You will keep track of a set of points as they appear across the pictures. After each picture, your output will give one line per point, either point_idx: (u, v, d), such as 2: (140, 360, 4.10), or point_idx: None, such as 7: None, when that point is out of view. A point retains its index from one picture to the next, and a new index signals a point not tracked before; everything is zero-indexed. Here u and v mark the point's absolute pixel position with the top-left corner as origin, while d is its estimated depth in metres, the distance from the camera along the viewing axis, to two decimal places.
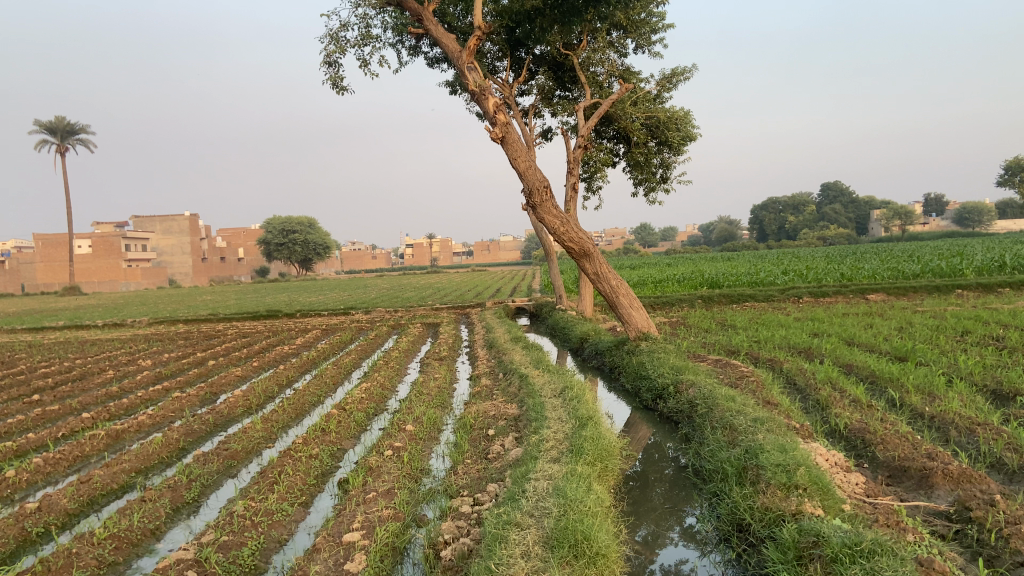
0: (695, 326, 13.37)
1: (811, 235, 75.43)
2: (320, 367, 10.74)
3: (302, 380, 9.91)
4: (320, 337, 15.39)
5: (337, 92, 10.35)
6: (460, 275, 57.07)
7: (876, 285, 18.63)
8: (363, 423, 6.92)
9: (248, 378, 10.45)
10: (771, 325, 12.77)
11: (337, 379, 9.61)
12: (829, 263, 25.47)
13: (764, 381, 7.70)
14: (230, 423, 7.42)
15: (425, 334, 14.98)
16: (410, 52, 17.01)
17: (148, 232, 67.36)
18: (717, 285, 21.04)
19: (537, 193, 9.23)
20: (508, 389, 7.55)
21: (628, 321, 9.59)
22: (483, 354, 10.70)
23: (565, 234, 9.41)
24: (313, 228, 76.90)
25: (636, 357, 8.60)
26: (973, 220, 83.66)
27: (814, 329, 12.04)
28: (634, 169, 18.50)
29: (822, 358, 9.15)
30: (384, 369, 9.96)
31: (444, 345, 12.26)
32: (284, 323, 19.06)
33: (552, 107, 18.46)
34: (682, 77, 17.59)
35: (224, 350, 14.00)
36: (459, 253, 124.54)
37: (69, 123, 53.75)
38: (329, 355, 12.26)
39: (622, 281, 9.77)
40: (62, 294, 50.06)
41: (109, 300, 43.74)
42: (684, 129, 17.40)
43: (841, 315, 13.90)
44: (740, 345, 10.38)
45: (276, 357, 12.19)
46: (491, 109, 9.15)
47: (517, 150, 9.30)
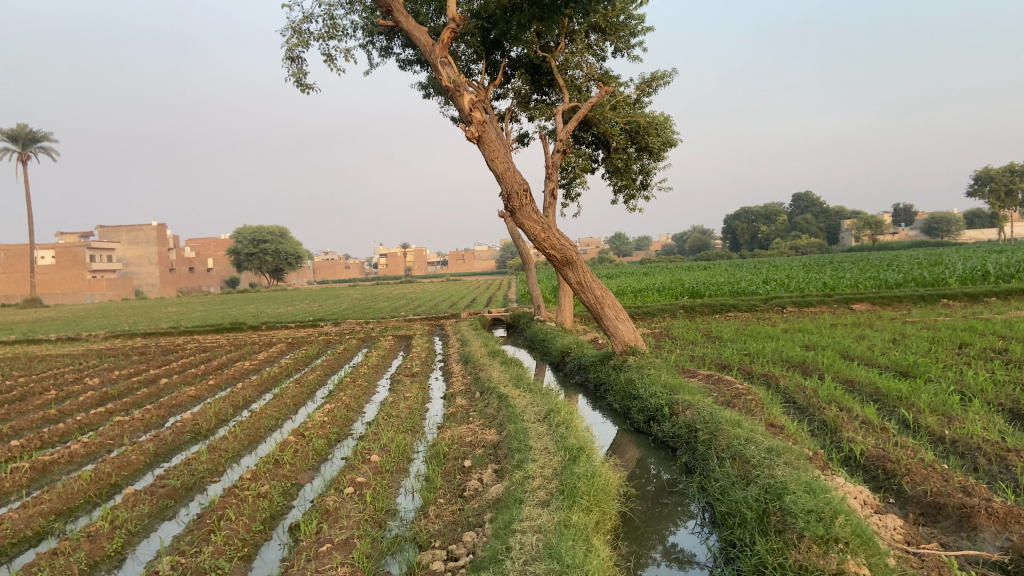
0: (680, 338, 12.77)
1: (783, 245, 75.60)
2: (280, 385, 9.99)
3: (261, 400, 9.14)
4: (285, 351, 14.61)
5: (300, 90, 9.62)
6: (434, 285, 56.39)
7: (860, 294, 18.17)
8: (323, 451, 6.19)
9: (202, 398, 9.68)
10: (759, 336, 12.19)
11: (297, 399, 8.87)
12: (809, 272, 25.05)
13: (763, 400, 7.07)
14: (173, 453, 6.66)
15: (396, 347, 14.27)
16: (381, 54, 16.33)
17: (114, 242, 65.86)
18: (698, 294, 20.52)
19: (516, 196, 8.59)
20: (485, 411, 6.84)
21: (614, 334, 8.92)
22: (458, 369, 10.00)
23: (546, 240, 8.75)
24: (284, 238, 75.76)
25: (624, 374, 7.94)
26: (943, 230, 84.44)
27: (805, 341, 11.47)
28: (613, 176, 17.97)
29: (821, 373, 8.54)
30: (349, 388, 9.22)
31: (416, 360, 11.53)
32: (249, 336, 18.21)
33: (529, 112, 17.84)
34: (663, 81, 17.06)
35: (180, 367, 13.15)
36: (434, 263, 123.80)
37: (31, 130, 52.30)
38: (291, 371, 11.50)
39: (607, 291, 9.10)
40: (23, 305, 48.63)
41: (72, 312, 42.52)
42: (664, 134, 16.92)
43: (830, 326, 13.36)
44: (730, 359, 9.75)
45: (235, 374, 11.39)
46: (466, 107, 8.47)
47: (495, 151, 8.64)
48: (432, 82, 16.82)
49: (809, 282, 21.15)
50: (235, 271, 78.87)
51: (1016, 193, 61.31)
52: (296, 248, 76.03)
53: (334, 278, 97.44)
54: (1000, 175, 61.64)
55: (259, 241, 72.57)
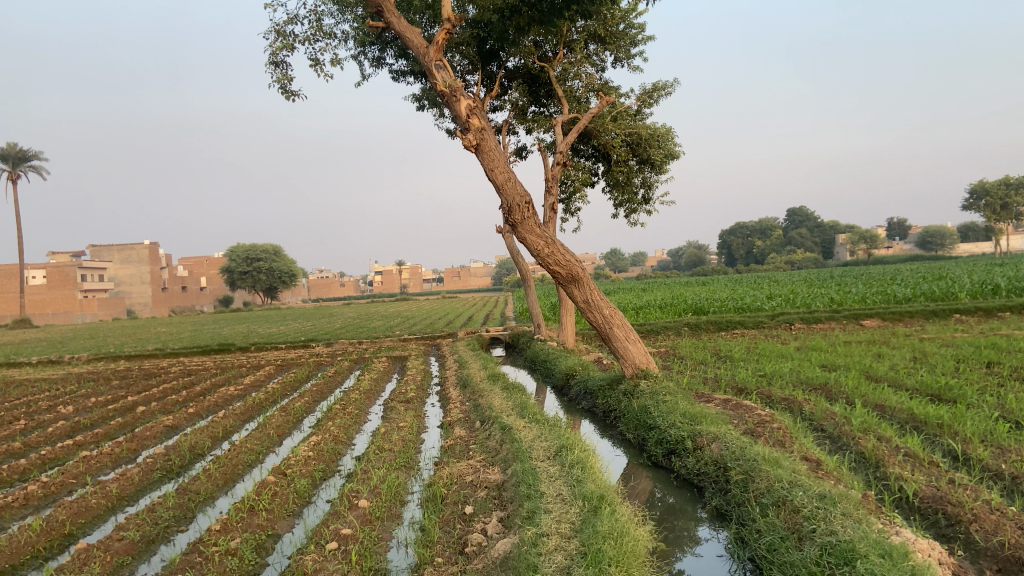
0: (689, 357, 12.13)
1: (779, 259, 75.14)
2: (265, 413, 9.31)
3: (244, 431, 8.45)
4: (274, 375, 13.93)
5: (285, 97, 8.99)
6: (430, 302, 55.81)
7: (870, 309, 17.57)
8: (306, 494, 5.53)
9: (180, 428, 9.00)
10: (772, 355, 11.55)
11: (282, 430, 8.17)
12: (812, 287, 24.48)
13: (792, 430, 6.43)
14: (139, 496, 5.99)
15: (390, 369, 13.60)
16: (373, 65, 15.75)
17: (106, 261, 65.14)
18: (702, 311, 19.90)
19: (516, 208, 8.01)
20: (487, 446, 6.18)
21: (624, 356, 8.26)
22: (455, 395, 9.33)
23: (549, 255, 8.14)
24: (278, 257, 75.17)
25: (636, 400, 7.29)
26: (937, 244, 84.18)
27: (822, 360, 10.83)
28: (613, 189, 17.41)
29: (847, 397, 7.92)
30: (338, 416, 8.55)
31: (410, 384, 10.85)
32: (237, 358, 17.49)
33: (526, 124, 17.31)
34: (665, 91, 16.53)
35: (162, 393, 12.43)
36: (429, 280, 123.06)
37: (21, 149, 51.64)
38: (278, 397, 10.82)
39: (616, 310, 8.43)
40: (11, 326, 47.79)
41: (61, 334, 41.74)
42: (666, 146, 16.38)
43: (845, 344, 12.74)
44: (747, 382, 9.11)
45: (218, 401, 10.70)
46: (463, 112, 7.89)
47: (495, 160, 8.07)
48: (427, 94, 16.30)
49: (815, 297, 20.54)
50: (228, 290, 78.08)
51: (1012, 206, 61.04)
52: (290, 266, 75.37)
53: (328, 296, 96.64)
54: (994, 189, 61.41)
55: (252, 259, 71.88)
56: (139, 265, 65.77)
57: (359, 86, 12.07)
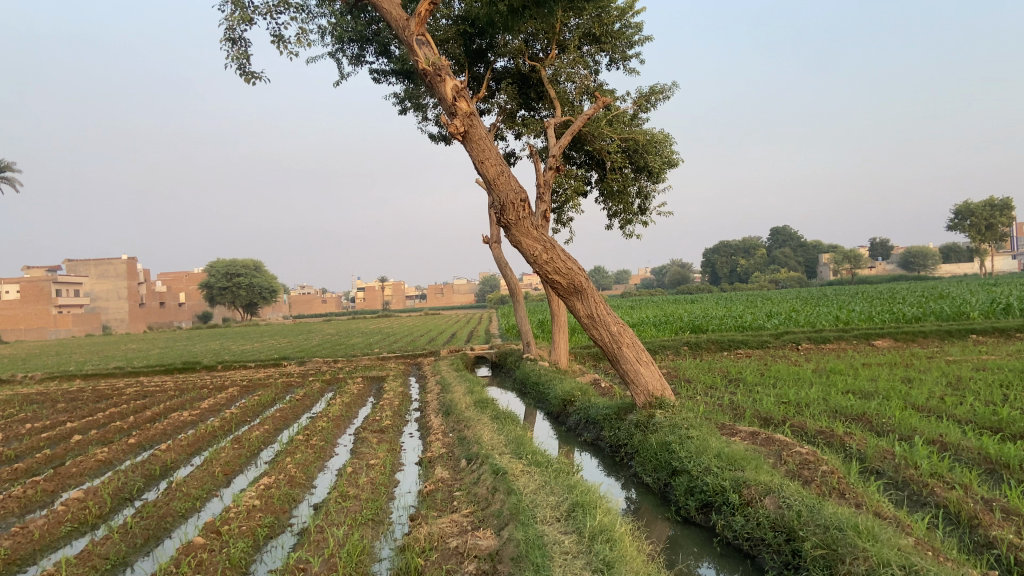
0: (695, 380, 10.96)
1: (764, 278, 74.43)
2: (216, 445, 8.02)
3: (187, 468, 7.17)
4: (237, 398, 12.61)
5: (243, 79, 7.84)
6: (412, 319, 54.44)
7: (880, 329, 16.48)
8: (244, 562, 4.28)
9: (114, 463, 7.70)
10: (790, 379, 10.40)
11: (230, 467, 6.89)
12: (812, 305, 23.41)
13: (849, 478, 5.27)
14: (33, 560, 4.70)
15: (366, 391, 12.32)
16: (351, 63, 14.59)
17: (81, 276, 63.39)
18: (699, 330, 18.78)
19: (510, 206, 6.85)
20: (476, 495, 4.97)
21: (635, 381, 7.04)
22: (437, 423, 8.11)
23: (548, 263, 6.96)
24: (259, 272, 73.67)
25: (653, 435, 6.11)
26: (920, 265, 83.72)
27: (848, 385, 9.68)
28: (607, 199, 16.30)
29: (898, 433, 6.75)
30: (299, 450, 7.28)
31: (386, 410, 9.59)
32: (201, 377, 16.15)
33: (515, 128, 16.12)
34: (663, 95, 15.49)
35: (107, 418, 11.10)
36: (410, 296, 121.45)
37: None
38: (236, 425, 9.52)
39: (626, 327, 7.21)
40: None
41: (29, 349, 40.10)
42: (664, 152, 15.27)
43: (866, 367, 11.62)
44: (773, 410, 7.95)
45: (167, 429, 9.39)
46: (449, 94, 6.73)
47: (485, 150, 6.90)
48: (408, 94, 15.14)
49: (819, 315, 19.45)
50: (205, 305, 76.24)
51: (997, 227, 60.73)
52: (270, 282, 73.80)
53: (309, 313, 94.87)
54: (980, 210, 60.89)
55: (231, 275, 70.22)
56: (113, 279, 63.91)
57: (337, 86, 11.96)
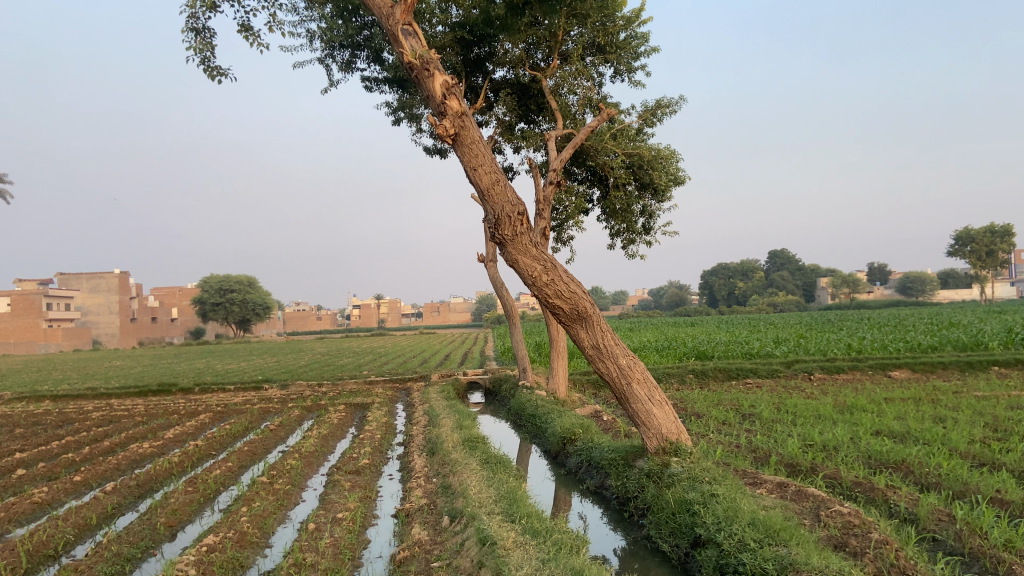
0: (706, 415, 10.06)
1: (762, 301, 73.58)
2: (170, 487, 7.07)
3: (129, 516, 6.23)
4: (208, 426, 11.64)
5: (207, 74, 7.17)
6: (405, 339, 53.45)
7: (895, 359, 15.62)
8: None
9: (52, 505, 6.75)
10: (811, 416, 9.52)
11: (176, 517, 5.96)
12: (821, 331, 22.57)
13: (910, 555, 4.40)
14: None
15: (348, 421, 11.38)
16: (341, 69, 13.76)
17: (72, 291, 62.35)
18: (704, 356, 17.90)
19: (506, 219, 5.98)
20: (456, 572, 4.07)
21: (646, 422, 6.13)
22: (421, 464, 7.21)
23: (548, 284, 6.09)
24: (253, 289, 72.69)
25: (669, 490, 5.23)
26: (917, 290, 82.98)
27: (875, 424, 8.79)
28: (609, 217, 15.45)
29: (949, 488, 5.88)
30: (258, 497, 6.34)
31: (366, 445, 8.67)
32: (175, 401, 15.18)
33: (514, 142, 15.29)
34: (669, 109, 14.68)
35: (63, 446, 10.14)
36: (406, 314, 120.44)
37: None
38: (199, 460, 8.57)
39: (637, 359, 6.32)
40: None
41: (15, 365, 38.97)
42: (670, 169, 14.44)
43: (889, 402, 10.74)
44: (800, 455, 7.07)
45: (121, 463, 8.43)
46: (437, 92, 5.90)
47: (478, 156, 6.06)
48: (401, 104, 14.32)
49: (829, 342, 18.57)
50: (197, 321, 75.14)
51: (998, 254, 60.04)
52: (264, 299, 72.79)
53: (303, 330, 93.77)
54: (980, 236, 60.19)
55: (224, 291, 69.27)
56: (106, 294, 62.91)
57: (325, 91, 11.49)
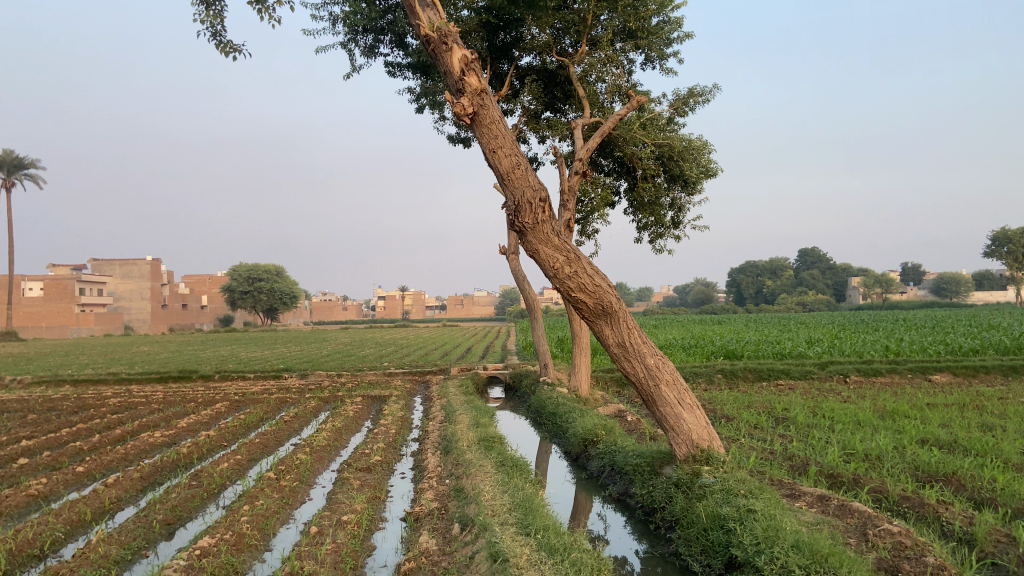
0: (737, 418, 9.58)
1: (792, 300, 72.41)
2: (173, 481, 6.76)
3: (127, 512, 5.91)
4: (223, 416, 11.36)
5: (218, 50, 6.83)
6: (430, 331, 53.29)
7: (935, 362, 15.00)
8: None
9: (50, 497, 6.45)
10: (849, 422, 9.02)
11: (175, 514, 5.63)
12: (856, 332, 21.87)
13: None
14: None
15: (365, 414, 11.04)
16: (364, 54, 13.40)
17: (104, 276, 62.94)
18: (734, 355, 17.38)
19: (526, 206, 5.57)
20: None
21: (674, 427, 5.70)
22: (435, 463, 6.84)
23: (571, 277, 5.67)
24: (281, 277, 72.93)
25: (701, 503, 4.82)
26: (952, 291, 81.20)
27: (919, 432, 8.27)
28: (637, 210, 14.97)
29: (1006, 505, 5.40)
30: (263, 493, 6.00)
31: (380, 441, 8.32)
32: (192, 389, 14.96)
33: (540, 131, 14.85)
34: (702, 98, 14.14)
35: (74, 433, 9.91)
36: (433, 306, 120.49)
37: (16, 157, 49.19)
38: (208, 452, 8.26)
39: (666, 359, 5.87)
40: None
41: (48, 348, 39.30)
42: (702, 161, 13.93)
43: (932, 409, 10.19)
44: (840, 465, 6.61)
45: (128, 453, 8.13)
46: (455, 67, 5.49)
47: (497, 137, 5.65)
48: (425, 90, 13.93)
49: (865, 344, 17.94)
50: (225, 309, 75.59)
51: None
52: (292, 288, 73.02)
53: (330, 320, 94.04)
54: (1019, 237, 58.61)
55: (252, 279, 69.56)
56: (138, 280, 63.47)
57: (347, 74, 10.83)
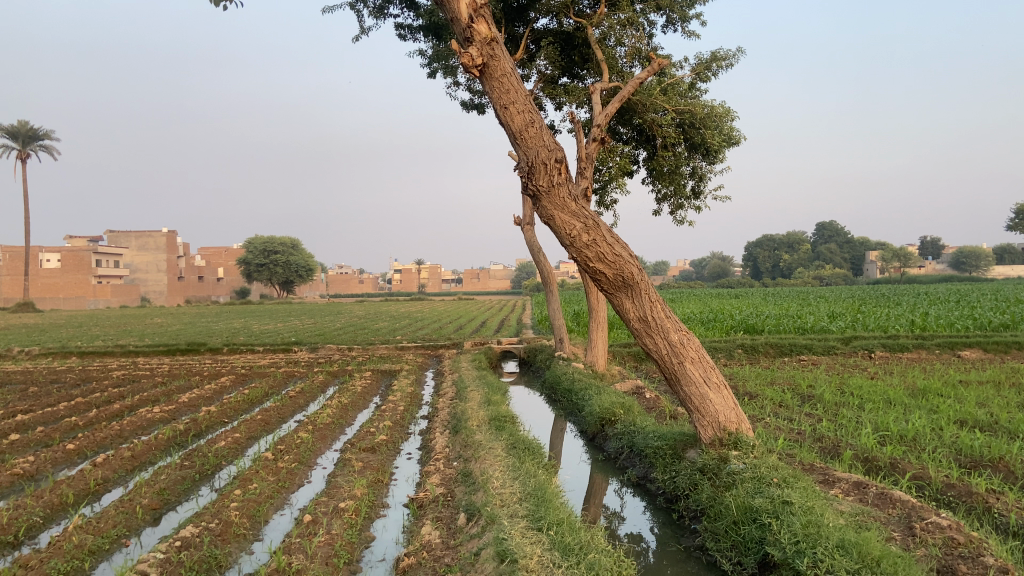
0: (761, 395, 9.13)
1: (809, 274, 71.42)
2: (166, 460, 6.41)
3: (114, 495, 5.58)
4: (227, 390, 11.03)
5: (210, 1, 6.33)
6: (444, 303, 53.03)
7: (964, 337, 14.44)
8: None
9: (36, 476, 6.13)
10: (881, 401, 8.54)
11: (162, 499, 5.27)
12: (879, 306, 21.28)
13: None
14: None
15: (372, 389, 10.66)
16: (373, 16, 12.86)
17: (121, 248, 62.95)
18: (754, 330, 16.89)
19: (541, 167, 5.10)
20: None
21: (700, 409, 5.25)
22: (443, 443, 6.44)
23: (588, 245, 5.21)
24: (296, 250, 72.74)
25: (730, 493, 4.39)
26: (973, 265, 79.90)
27: (957, 412, 7.78)
28: (657, 180, 14.42)
29: None
30: (257, 476, 5.62)
31: (386, 418, 7.93)
32: (199, 362, 14.66)
33: (556, 98, 14.29)
34: (725, 62, 13.52)
35: (72, 407, 9.60)
36: (448, 279, 120.23)
37: (30, 127, 48.96)
38: (206, 429, 7.92)
39: (691, 335, 5.42)
40: (15, 310, 45.53)
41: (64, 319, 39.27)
42: (725, 128, 13.34)
43: (967, 387, 9.69)
44: (876, 449, 6.15)
45: (123, 429, 7.80)
46: (463, 13, 5.02)
47: (509, 91, 5.19)
48: (437, 54, 13.37)
49: (891, 318, 17.37)
50: (241, 281, 75.63)
51: None
52: (307, 260, 72.88)
53: (346, 293, 94.02)
54: None
55: (268, 251, 69.44)
56: (154, 252, 63.44)
57: (354, 40, 10.19)
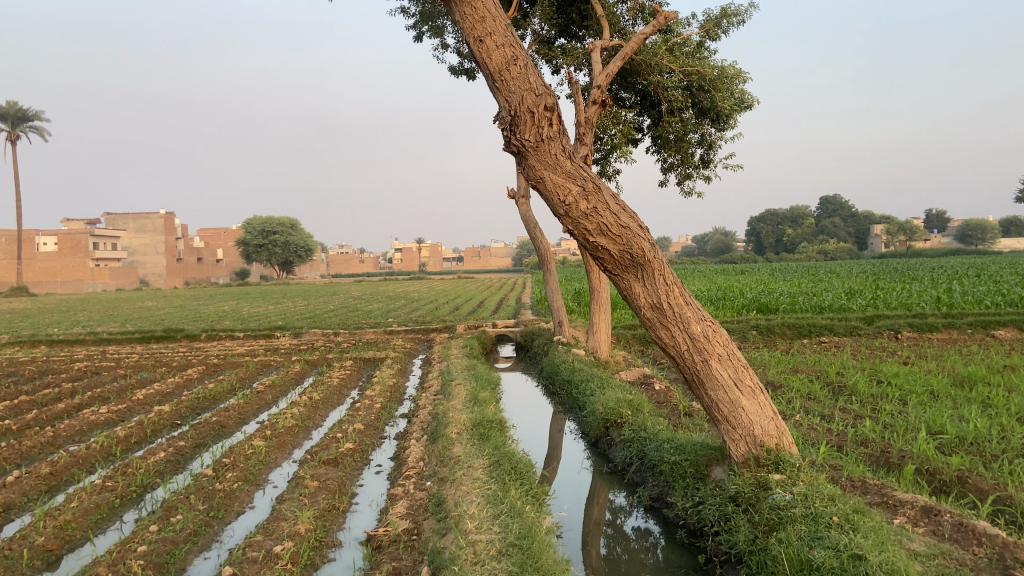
0: (786, 386, 8.09)
1: (813, 248, 70.32)
2: (87, 479, 5.38)
3: (11, 529, 4.56)
4: (191, 383, 9.98)
5: None
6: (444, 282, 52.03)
7: (995, 314, 13.39)
8: None
9: None
10: (922, 392, 7.51)
11: (62, 539, 4.24)
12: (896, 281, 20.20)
13: None
14: None
15: (351, 381, 9.62)
16: None
17: (117, 230, 61.85)
18: (767, 308, 15.86)
19: (526, 116, 3.99)
20: None
21: (730, 419, 4.22)
22: (416, 456, 5.39)
23: (588, 214, 4.14)
24: (295, 230, 71.58)
25: (777, 540, 3.36)
26: (977, 237, 78.87)
27: (1015, 406, 6.74)
28: (662, 148, 13.30)
29: None
30: (184, 504, 4.58)
31: (358, 418, 6.89)
32: (172, 350, 13.61)
33: (552, 61, 13.12)
34: (737, 17, 12.34)
35: (12, 406, 8.55)
36: (450, 258, 119.16)
37: (18, 108, 47.58)
38: (151, 435, 6.87)
39: (717, 326, 4.36)
40: (9, 294, 44.56)
41: (56, 303, 38.32)
42: (736, 90, 12.18)
43: (1014, 373, 8.64)
44: (936, 458, 5.09)
45: (54, 435, 6.75)
46: None
47: (485, 19, 4.11)
48: (422, 13, 12.17)
49: (912, 294, 16.31)
50: (240, 262, 74.61)
51: None
52: (306, 240, 71.75)
53: (347, 273, 93.02)
54: None
55: (266, 231, 68.28)
56: (150, 233, 62.35)
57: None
